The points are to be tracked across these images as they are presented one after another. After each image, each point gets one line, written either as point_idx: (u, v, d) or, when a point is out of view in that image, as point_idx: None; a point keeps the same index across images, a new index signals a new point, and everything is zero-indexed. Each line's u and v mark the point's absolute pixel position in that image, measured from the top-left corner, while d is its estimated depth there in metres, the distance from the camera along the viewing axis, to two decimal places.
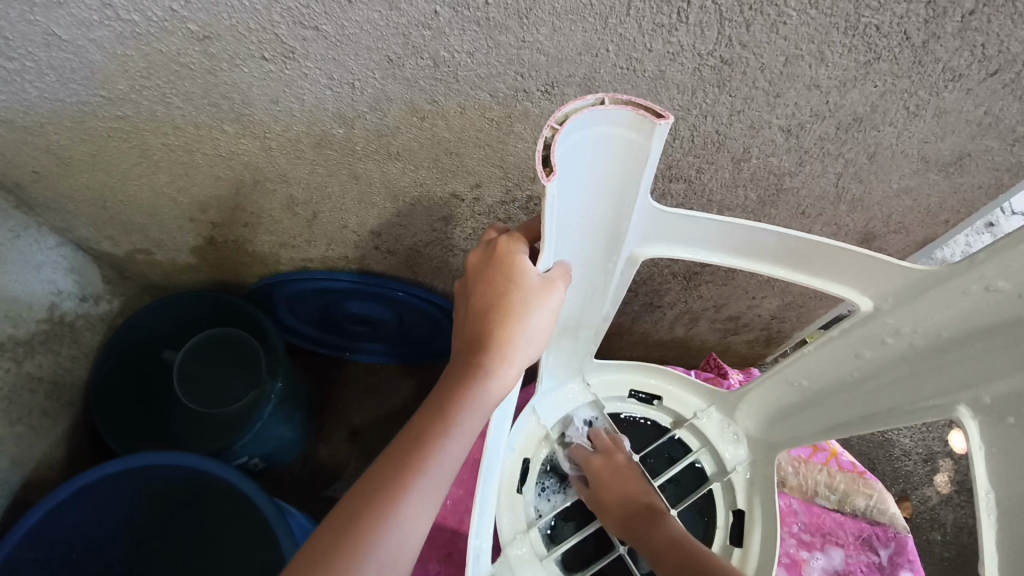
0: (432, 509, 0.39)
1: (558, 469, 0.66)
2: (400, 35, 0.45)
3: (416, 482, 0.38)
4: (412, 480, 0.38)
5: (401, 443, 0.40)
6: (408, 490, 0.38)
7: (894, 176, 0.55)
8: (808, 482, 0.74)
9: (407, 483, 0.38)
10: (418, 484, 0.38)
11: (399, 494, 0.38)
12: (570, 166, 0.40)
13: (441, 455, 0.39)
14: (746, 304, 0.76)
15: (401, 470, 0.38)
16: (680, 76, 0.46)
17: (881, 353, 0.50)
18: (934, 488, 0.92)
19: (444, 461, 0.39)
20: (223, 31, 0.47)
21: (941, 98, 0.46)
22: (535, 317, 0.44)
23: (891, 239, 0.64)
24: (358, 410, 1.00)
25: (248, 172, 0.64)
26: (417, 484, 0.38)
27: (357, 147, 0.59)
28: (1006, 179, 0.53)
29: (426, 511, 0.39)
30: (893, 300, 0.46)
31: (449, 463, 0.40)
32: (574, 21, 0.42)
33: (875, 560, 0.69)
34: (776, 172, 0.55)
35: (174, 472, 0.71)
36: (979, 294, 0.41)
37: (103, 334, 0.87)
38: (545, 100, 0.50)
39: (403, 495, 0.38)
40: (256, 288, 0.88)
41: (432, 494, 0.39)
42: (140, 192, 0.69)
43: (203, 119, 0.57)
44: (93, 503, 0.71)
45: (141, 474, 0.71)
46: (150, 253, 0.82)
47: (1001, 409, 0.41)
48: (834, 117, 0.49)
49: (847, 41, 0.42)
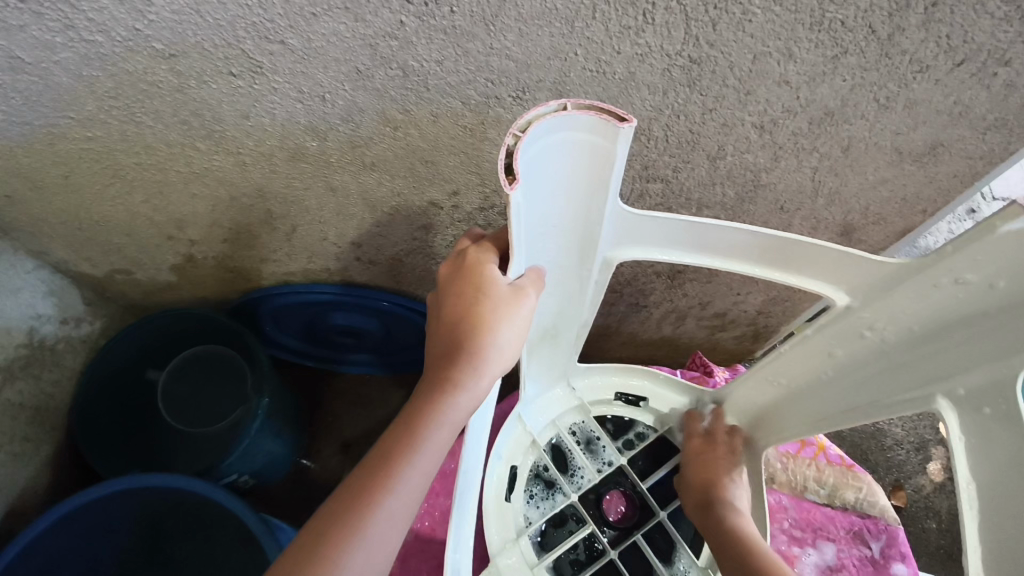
0: (401, 528, 0.39)
1: (545, 476, 0.64)
2: (367, 46, 0.45)
3: (381, 502, 0.38)
4: (377, 498, 0.38)
5: (368, 462, 0.40)
6: (372, 509, 0.37)
7: (868, 168, 0.55)
8: (797, 477, 0.73)
9: (372, 502, 0.38)
10: (383, 502, 0.38)
11: (363, 514, 0.37)
12: (535, 173, 0.39)
13: (408, 471, 0.39)
14: (731, 300, 0.76)
15: (367, 489, 0.38)
16: (650, 77, 0.46)
17: (862, 348, 0.50)
18: (927, 476, 0.92)
19: (411, 478, 0.39)
20: (189, 49, 0.46)
21: (911, 89, 0.46)
22: (505, 326, 0.43)
23: (870, 230, 0.64)
24: (349, 422, 1.00)
25: (223, 189, 0.64)
26: (382, 502, 0.38)
27: (332, 159, 0.58)
28: (979, 167, 0.54)
29: (395, 530, 0.38)
30: (868, 296, 0.46)
31: (417, 481, 0.39)
32: (541, 26, 0.42)
33: (866, 554, 0.69)
34: (752, 169, 0.55)
35: (152, 493, 0.71)
36: (949, 287, 0.41)
37: (86, 356, 0.86)
38: (516, 106, 0.50)
39: (371, 514, 0.37)
40: (240, 303, 0.87)
41: (399, 513, 0.38)
42: (117, 213, 0.68)
43: (174, 136, 0.56)
44: (75, 529, 0.70)
45: (122, 498, 0.71)
46: (130, 273, 0.81)
47: (976, 400, 0.41)
48: (805, 112, 0.49)
49: (814, 37, 0.42)
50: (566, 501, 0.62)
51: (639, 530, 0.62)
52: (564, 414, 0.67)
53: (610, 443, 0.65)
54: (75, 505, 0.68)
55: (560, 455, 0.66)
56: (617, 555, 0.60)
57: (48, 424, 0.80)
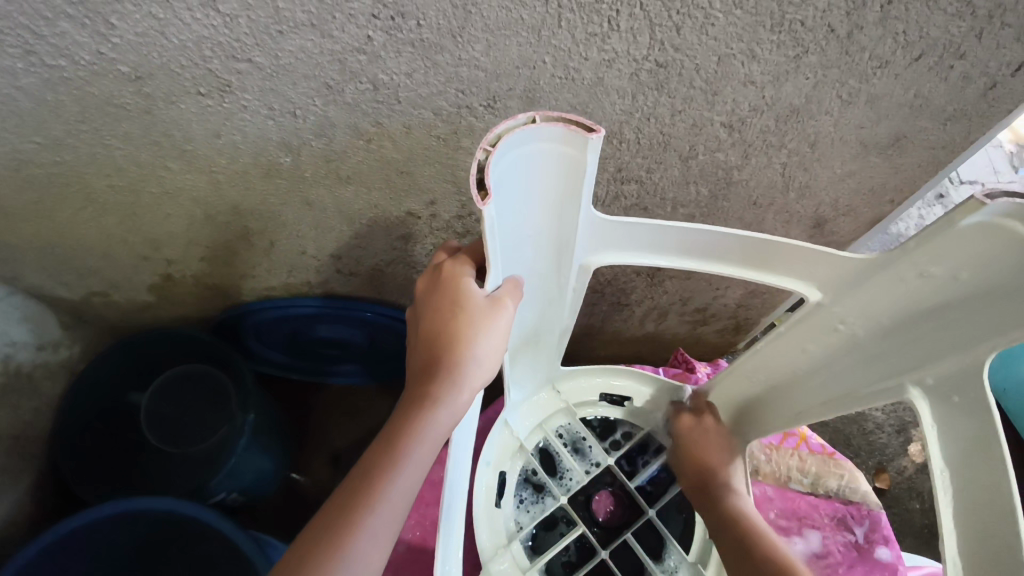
0: (385, 546, 0.39)
1: (535, 479, 0.64)
2: (336, 61, 0.45)
3: (364, 521, 0.38)
4: (360, 517, 0.38)
5: (352, 481, 0.40)
6: (355, 529, 0.38)
7: (836, 162, 0.56)
8: (781, 468, 0.75)
9: (355, 521, 0.38)
10: (366, 522, 0.38)
11: (347, 534, 0.37)
12: (506, 187, 0.40)
13: (390, 489, 0.39)
14: (711, 295, 0.77)
15: (350, 509, 0.38)
16: (618, 82, 0.46)
17: (834, 340, 0.51)
18: (909, 458, 0.94)
19: (394, 496, 0.39)
20: (155, 71, 0.46)
21: (872, 85, 0.47)
22: (484, 338, 0.43)
23: (842, 222, 0.65)
24: (338, 433, 1.00)
25: (198, 208, 0.63)
26: (366, 521, 0.38)
27: (307, 174, 0.58)
28: (942, 156, 0.55)
29: (379, 548, 0.38)
30: (838, 290, 0.47)
31: (400, 498, 0.40)
32: (508, 36, 0.43)
33: (851, 539, 0.70)
34: (724, 167, 0.56)
35: (148, 517, 0.71)
36: (915, 280, 0.42)
37: (66, 381, 0.85)
38: (488, 114, 0.50)
39: (353, 534, 0.38)
40: (222, 320, 0.86)
41: (383, 531, 0.38)
42: (90, 235, 0.67)
43: (146, 158, 0.56)
44: (75, 552, 0.70)
45: (119, 522, 0.70)
46: (107, 295, 0.80)
47: (946, 390, 0.43)
48: (771, 110, 0.49)
49: (775, 38, 0.43)
50: (556, 504, 0.63)
51: (630, 529, 0.63)
52: (549, 417, 0.68)
53: (597, 444, 0.67)
54: (72, 527, 0.67)
55: (548, 458, 0.66)
56: (609, 557, 0.61)
57: (27, 453, 0.79)
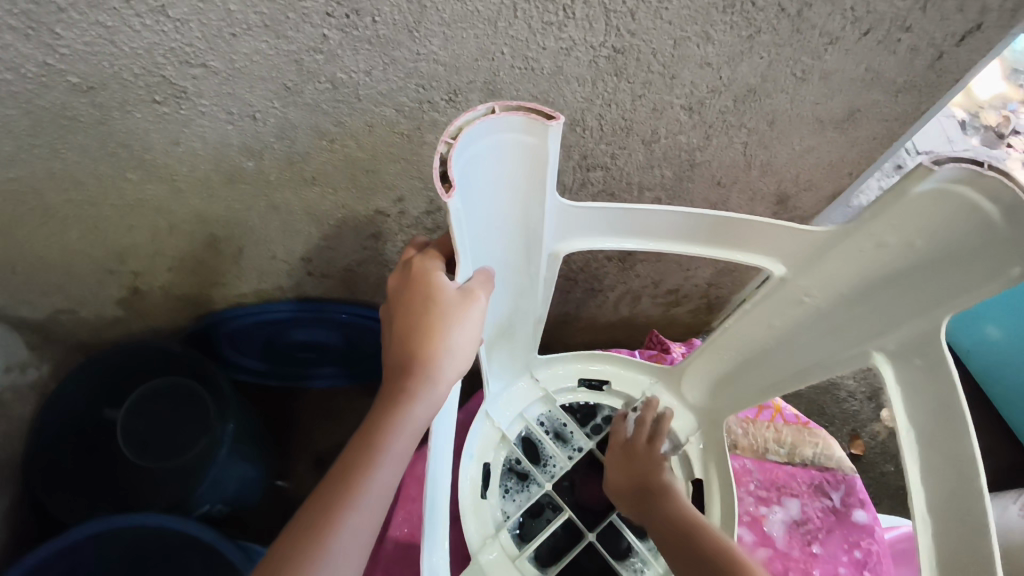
0: (366, 541, 0.39)
1: (519, 469, 0.65)
2: (293, 62, 0.44)
3: (344, 517, 0.38)
4: (339, 514, 0.38)
5: (331, 478, 0.40)
6: (335, 526, 0.38)
7: (795, 138, 0.57)
8: (758, 440, 0.77)
9: (335, 518, 0.38)
10: (346, 518, 0.38)
11: (327, 531, 0.38)
12: (470, 179, 0.40)
13: (369, 486, 0.39)
14: (682, 276, 0.79)
15: (329, 506, 0.38)
16: (578, 69, 0.47)
17: (800, 313, 0.52)
18: (880, 423, 0.96)
19: (373, 492, 0.39)
20: (107, 80, 0.45)
21: (824, 61, 0.48)
22: (456, 331, 0.44)
23: (804, 197, 0.66)
24: (321, 436, 1.00)
25: (161, 217, 0.62)
26: (346, 518, 0.38)
27: (271, 178, 0.57)
28: (896, 128, 0.56)
29: (359, 544, 0.38)
30: (801, 264, 0.49)
31: (379, 494, 0.40)
32: (465, 29, 0.43)
33: (828, 504, 0.72)
34: (686, 149, 0.57)
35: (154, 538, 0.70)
36: (873, 250, 0.43)
37: (36, 403, 0.83)
38: (450, 108, 0.50)
39: (332, 531, 0.38)
40: (195, 330, 0.85)
41: (363, 526, 0.39)
42: (50, 252, 0.66)
43: (104, 169, 0.55)
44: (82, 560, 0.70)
45: (124, 540, 0.70)
46: (73, 312, 0.79)
47: (907, 352, 0.45)
48: (729, 91, 0.50)
49: (728, 19, 0.43)
50: (541, 491, 0.63)
51: (615, 510, 0.64)
52: (529, 405, 0.68)
53: (578, 428, 0.68)
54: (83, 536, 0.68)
55: (531, 447, 0.67)
56: (596, 539, 0.62)
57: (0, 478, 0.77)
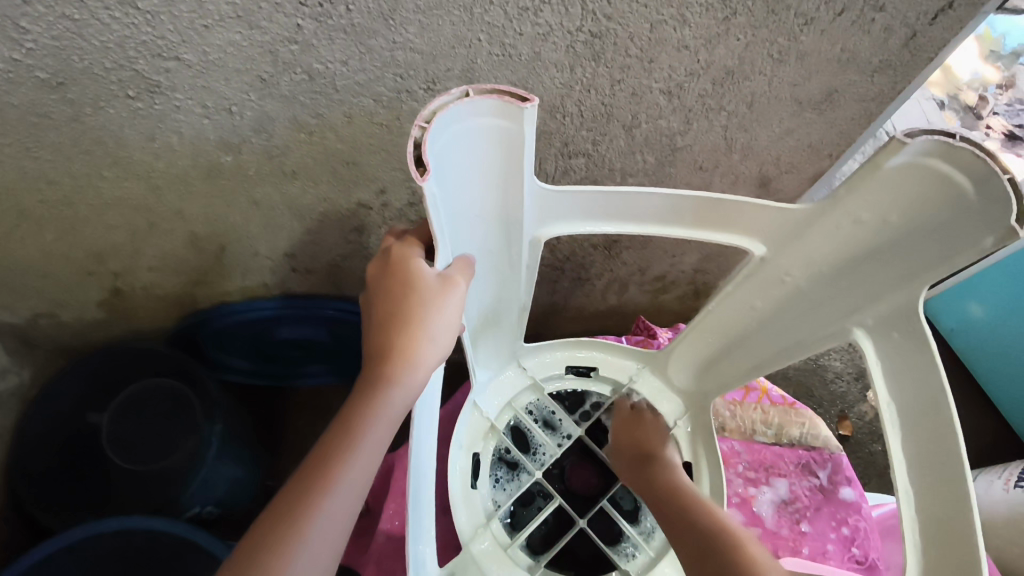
0: (345, 526, 0.39)
1: (507, 458, 0.65)
2: (267, 53, 0.44)
3: (322, 502, 0.38)
4: (317, 499, 0.38)
5: (309, 463, 0.40)
6: (312, 511, 0.38)
7: (774, 120, 0.57)
8: (745, 422, 0.77)
9: (313, 502, 0.38)
10: (323, 503, 0.38)
11: (304, 515, 0.37)
12: (445, 164, 0.40)
13: (346, 471, 0.39)
14: (667, 263, 0.79)
15: (306, 492, 0.38)
16: (555, 55, 0.47)
17: (781, 293, 0.53)
18: (867, 403, 0.98)
19: (352, 476, 0.39)
20: (78, 76, 0.44)
21: (800, 42, 0.48)
22: (435, 318, 0.44)
23: (785, 179, 0.67)
24: (311, 434, 0.99)
25: (140, 215, 0.61)
26: (323, 502, 0.38)
27: (250, 172, 0.57)
28: (873, 108, 0.57)
29: (337, 529, 0.38)
30: (781, 244, 0.49)
31: (358, 479, 0.40)
32: (440, 16, 0.42)
33: (815, 483, 0.73)
34: (667, 133, 0.57)
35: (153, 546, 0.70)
36: (850, 227, 0.44)
37: (19, 409, 0.82)
38: (429, 97, 0.50)
39: (309, 515, 0.38)
40: (179, 330, 0.85)
41: (341, 511, 0.39)
42: (28, 255, 0.65)
43: (79, 168, 0.54)
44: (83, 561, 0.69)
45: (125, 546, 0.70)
46: (54, 315, 0.78)
47: (886, 327, 0.46)
48: (707, 74, 0.50)
49: (703, 1, 0.43)
50: (531, 480, 0.63)
51: (605, 496, 0.64)
52: (517, 394, 0.68)
53: (567, 416, 0.68)
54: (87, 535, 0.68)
55: (519, 435, 0.67)
56: (587, 525, 0.62)
57: None
